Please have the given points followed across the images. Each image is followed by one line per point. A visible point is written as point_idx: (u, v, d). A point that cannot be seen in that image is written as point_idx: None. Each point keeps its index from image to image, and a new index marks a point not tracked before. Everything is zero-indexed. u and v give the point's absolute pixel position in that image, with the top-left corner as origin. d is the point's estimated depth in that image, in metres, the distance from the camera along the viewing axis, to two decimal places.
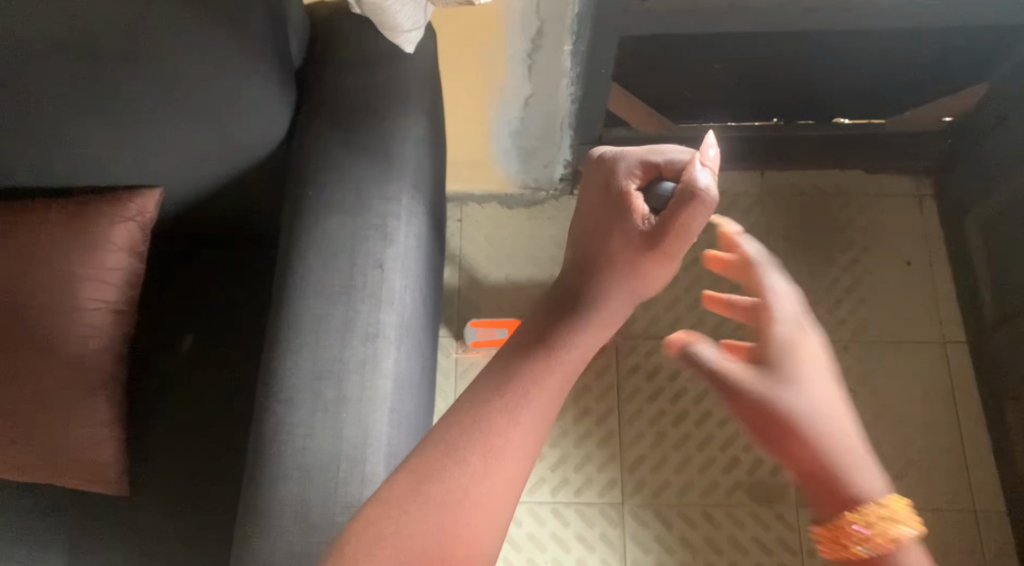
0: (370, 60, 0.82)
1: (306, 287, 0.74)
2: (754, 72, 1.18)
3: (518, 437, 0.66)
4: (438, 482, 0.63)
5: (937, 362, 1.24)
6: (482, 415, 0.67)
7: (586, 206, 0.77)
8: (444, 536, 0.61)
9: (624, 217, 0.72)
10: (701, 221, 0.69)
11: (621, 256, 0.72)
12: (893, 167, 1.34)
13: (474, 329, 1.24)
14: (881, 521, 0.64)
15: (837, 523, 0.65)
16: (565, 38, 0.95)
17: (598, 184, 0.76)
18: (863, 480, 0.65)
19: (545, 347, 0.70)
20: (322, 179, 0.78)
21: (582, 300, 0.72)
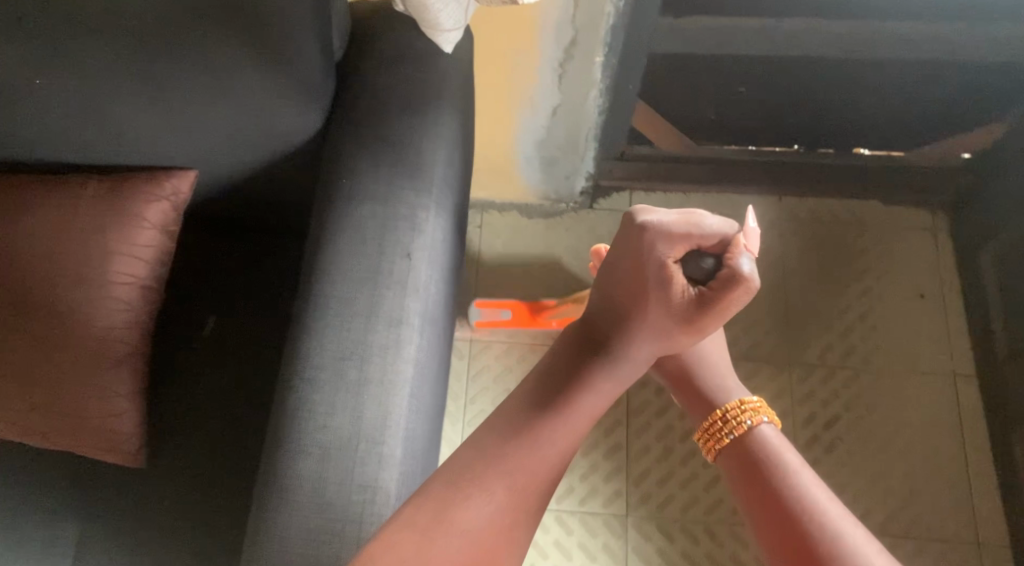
0: (410, 58, 0.84)
1: (338, 273, 0.75)
2: (777, 96, 1.21)
3: (536, 468, 0.72)
4: (462, 508, 0.68)
5: (946, 392, 1.25)
6: (511, 447, 0.73)
7: (617, 262, 0.78)
8: (471, 551, 0.67)
9: (663, 292, 0.74)
10: (741, 303, 0.73)
11: (654, 319, 0.76)
12: (910, 200, 1.35)
13: (479, 309, 1.24)
14: (743, 414, 0.82)
15: (713, 422, 0.85)
16: (598, 49, 0.97)
17: (635, 249, 0.76)
18: (762, 434, 0.81)
19: (574, 393, 0.77)
20: (355, 168, 0.80)
21: (609, 352, 0.78)
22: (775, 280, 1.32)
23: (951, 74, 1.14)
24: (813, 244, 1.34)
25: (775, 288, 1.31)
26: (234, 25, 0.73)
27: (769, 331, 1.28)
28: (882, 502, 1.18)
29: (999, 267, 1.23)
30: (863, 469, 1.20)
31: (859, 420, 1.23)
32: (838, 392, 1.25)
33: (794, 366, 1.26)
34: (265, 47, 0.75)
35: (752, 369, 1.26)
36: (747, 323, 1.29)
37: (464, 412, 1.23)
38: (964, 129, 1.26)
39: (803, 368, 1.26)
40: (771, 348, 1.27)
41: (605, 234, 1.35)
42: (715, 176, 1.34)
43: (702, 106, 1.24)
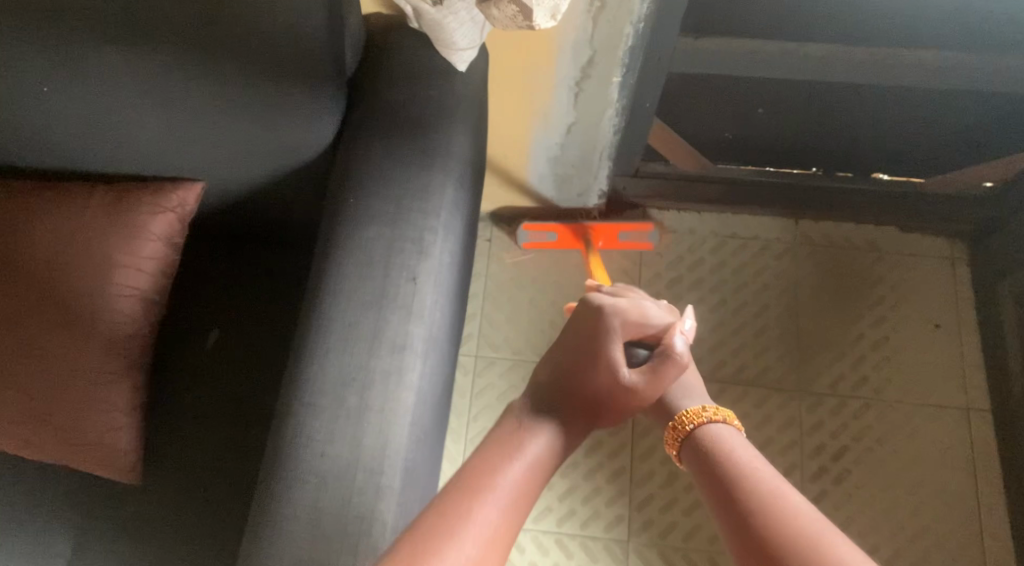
0: (424, 76, 0.83)
1: (343, 295, 0.74)
2: (796, 119, 1.18)
3: (501, 515, 0.62)
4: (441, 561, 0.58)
5: (959, 427, 1.22)
6: (471, 489, 0.63)
7: (563, 338, 0.77)
8: None
9: (607, 362, 0.73)
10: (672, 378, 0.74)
11: (601, 390, 0.73)
12: (929, 228, 1.33)
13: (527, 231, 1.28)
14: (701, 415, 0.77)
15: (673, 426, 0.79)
16: (615, 69, 0.95)
17: (585, 324, 0.76)
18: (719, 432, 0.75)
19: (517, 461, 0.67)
20: (364, 186, 0.78)
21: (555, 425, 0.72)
22: (787, 305, 1.30)
23: (978, 103, 1.12)
24: (828, 269, 1.32)
25: (787, 314, 1.29)
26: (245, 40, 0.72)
27: (780, 357, 1.26)
28: (888, 537, 1.16)
29: (1018, 302, 1.21)
30: (871, 502, 1.18)
31: (868, 452, 1.21)
32: (849, 422, 1.22)
33: (805, 394, 1.24)
34: (275, 62, 0.74)
35: (762, 395, 1.24)
36: (757, 348, 1.27)
37: (467, 429, 1.21)
38: (986, 158, 1.23)
39: (814, 396, 1.24)
40: (781, 374, 1.25)
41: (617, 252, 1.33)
42: (730, 197, 1.32)
43: (719, 126, 1.21)
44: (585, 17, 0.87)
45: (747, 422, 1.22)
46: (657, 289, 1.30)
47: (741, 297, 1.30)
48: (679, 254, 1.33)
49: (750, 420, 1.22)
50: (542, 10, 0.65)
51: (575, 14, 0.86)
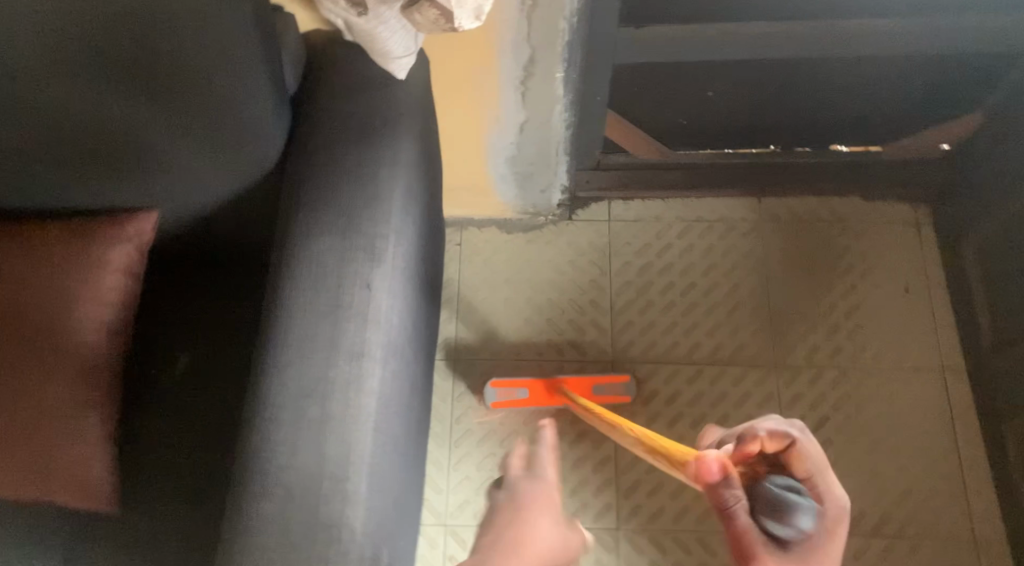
0: (364, 86, 0.84)
1: (299, 309, 0.75)
2: (747, 99, 1.20)
3: None
4: None
5: (936, 387, 1.23)
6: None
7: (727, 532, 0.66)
8: None
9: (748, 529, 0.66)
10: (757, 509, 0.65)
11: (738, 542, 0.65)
12: (891, 194, 1.34)
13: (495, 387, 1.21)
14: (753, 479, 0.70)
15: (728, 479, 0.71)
16: (557, 65, 0.97)
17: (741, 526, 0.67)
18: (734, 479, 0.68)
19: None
20: (313, 201, 0.80)
21: None
22: (757, 282, 1.31)
23: (923, 67, 1.13)
24: (795, 243, 1.33)
25: (759, 291, 1.30)
26: (181, 66, 0.73)
27: (754, 335, 1.27)
28: (875, 503, 1.17)
29: (982, 259, 1.22)
30: (855, 469, 1.19)
31: (848, 420, 1.22)
32: (827, 393, 1.23)
33: (781, 368, 1.25)
34: (213, 85, 0.75)
35: (739, 374, 1.25)
36: (731, 327, 1.28)
37: (450, 433, 1.21)
38: (938, 121, 1.25)
39: (790, 370, 1.25)
40: (757, 351, 1.26)
41: (586, 245, 1.34)
42: (692, 181, 1.33)
43: (673, 112, 1.23)
44: (520, 17, 0.88)
45: (726, 401, 1.23)
46: (628, 278, 1.31)
47: (711, 278, 1.31)
48: (647, 241, 1.34)
49: (729, 399, 1.23)
50: (466, 11, 0.67)
51: (510, 14, 0.88)
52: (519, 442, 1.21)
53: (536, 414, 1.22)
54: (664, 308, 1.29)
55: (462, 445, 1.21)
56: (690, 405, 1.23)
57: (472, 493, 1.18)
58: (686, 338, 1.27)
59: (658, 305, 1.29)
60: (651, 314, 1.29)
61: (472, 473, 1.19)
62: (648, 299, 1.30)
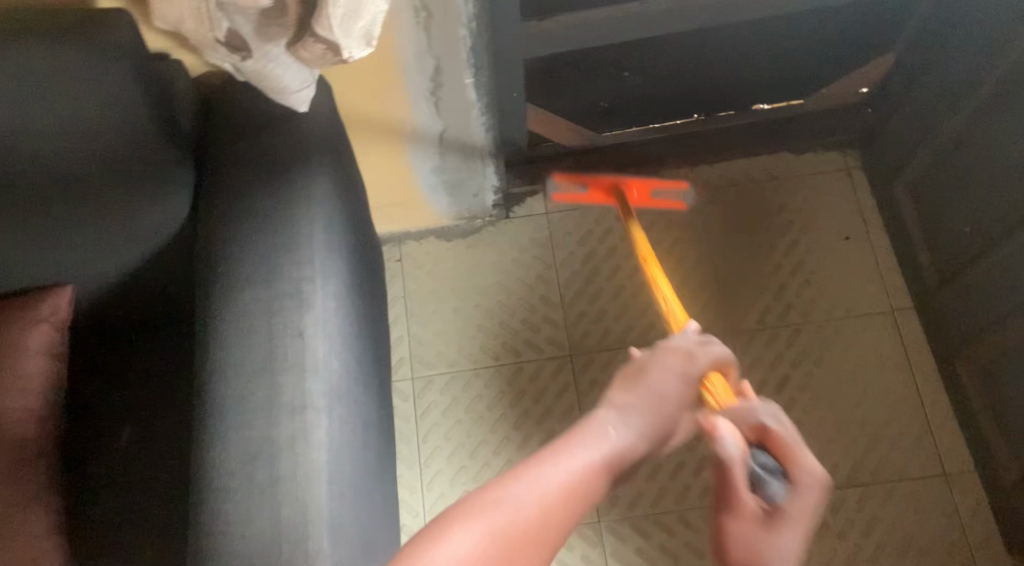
0: (268, 125, 0.81)
1: (232, 370, 0.72)
2: (663, 73, 1.19)
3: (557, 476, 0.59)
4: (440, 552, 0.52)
5: (888, 330, 1.25)
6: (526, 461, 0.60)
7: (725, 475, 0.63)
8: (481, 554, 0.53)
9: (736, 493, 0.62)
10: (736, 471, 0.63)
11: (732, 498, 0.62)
12: (820, 144, 1.35)
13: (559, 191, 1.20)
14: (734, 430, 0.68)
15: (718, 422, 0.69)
16: (464, 71, 0.94)
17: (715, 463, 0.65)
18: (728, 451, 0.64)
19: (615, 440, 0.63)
20: (231, 253, 0.76)
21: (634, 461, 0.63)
22: (701, 252, 1.31)
23: (829, 18, 1.13)
24: (732, 208, 1.33)
25: (704, 260, 1.30)
26: (65, 126, 0.70)
27: (706, 305, 1.27)
28: (845, 453, 1.18)
29: (914, 198, 1.23)
30: (820, 422, 1.20)
31: (809, 375, 1.23)
32: (784, 352, 1.24)
33: (736, 335, 1.25)
34: (101, 142, 0.72)
35: None
36: (682, 301, 1.28)
37: (418, 453, 1.19)
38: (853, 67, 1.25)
39: (746, 335, 1.25)
40: (711, 320, 1.26)
41: (527, 241, 1.32)
42: (622, 161, 1.33)
43: (592, 96, 1.21)
44: (417, 31, 0.86)
45: None
46: (574, 268, 1.30)
47: (656, 256, 1.31)
48: (587, 228, 1.33)
49: None
50: (356, 38, 0.65)
51: (406, 29, 0.85)
52: (489, 451, 1.19)
53: (502, 419, 1.21)
54: (614, 293, 1.28)
55: (433, 464, 1.19)
56: None
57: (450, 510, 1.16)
58: (639, 319, 1.26)
59: (608, 291, 1.29)
60: (602, 301, 1.28)
61: (446, 490, 1.17)
62: (597, 287, 1.29)
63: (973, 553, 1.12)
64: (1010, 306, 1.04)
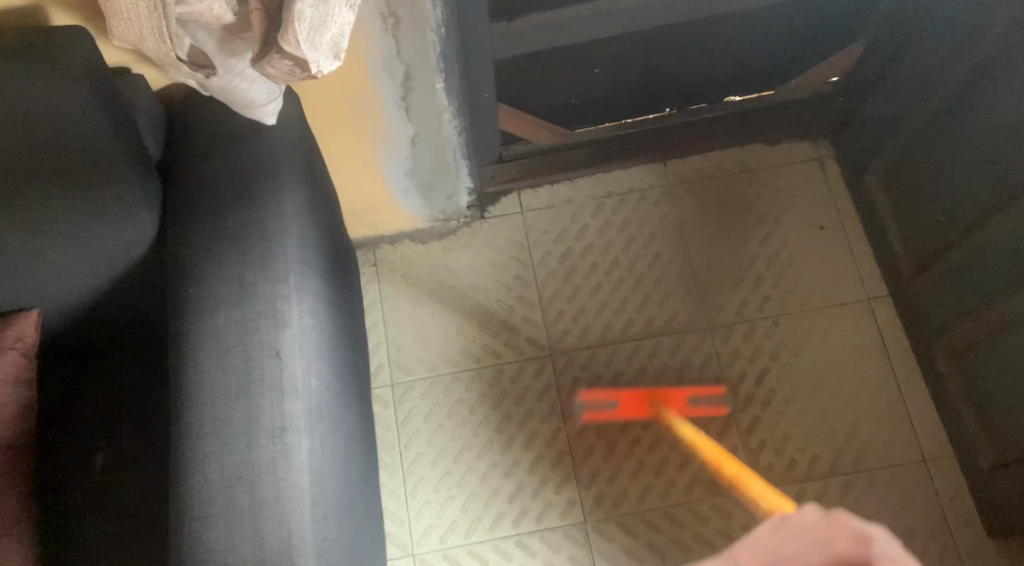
0: (235, 139, 0.79)
1: (208, 395, 0.70)
2: (633, 68, 1.18)
3: None
4: None
5: (864, 319, 1.26)
6: None
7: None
8: None
9: None
10: None
11: None
12: (791, 135, 1.36)
13: None
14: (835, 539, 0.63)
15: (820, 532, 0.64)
16: (434, 76, 0.93)
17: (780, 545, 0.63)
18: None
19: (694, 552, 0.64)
20: (202, 274, 0.74)
21: None
22: (677, 247, 1.31)
23: (799, 9, 1.13)
24: (707, 201, 1.33)
25: (681, 255, 1.30)
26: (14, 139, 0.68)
27: (684, 300, 1.27)
28: (826, 443, 1.19)
29: (887, 187, 1.24)
30: (800, 413, 1.21)
31: (787, 366, 1.23)
32: (763, 344, 1.24)
33: (715, 328, 1.26)
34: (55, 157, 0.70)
35: (676, 342, 1.25)
36: (660, 297, 1.28)
37: (401, 460, 1.18)
38: (821, 57, 1.26)
39: (724, 329, 1.25)
40: (689, 314, 1.26)
41: (503, 241, 1.31)
42: (596, 158, 1.32)
43: (564, 94, 1.20)
44: (385, 38, 0.85)
45: (668, 371, 1.23)
46: (551, 267, 1.29)
47: (633, 252, 1.30)
48: (563, 226, 1.32)
49: (671, 368, 1.23)
50: (324, 51, 0.64)
51: (374, 36, 0.84)
52: (473, 455, 1.18)
53: (486, 423, 1.20)
54: (592, 291, 1.28)
55: (416, 470, 1.18)
56: (634, 383, 1.22)
57: (435, 517, 1.15)
58: (618, 317, 1.26)
59: (586, 289, 1.28)
60: (581, 299, 1.27)
61: (431, 496, 1.16)
62: (575, 285, 1.28)
63: (954, 537, 1.14)
64: (986, 293, 1.06)
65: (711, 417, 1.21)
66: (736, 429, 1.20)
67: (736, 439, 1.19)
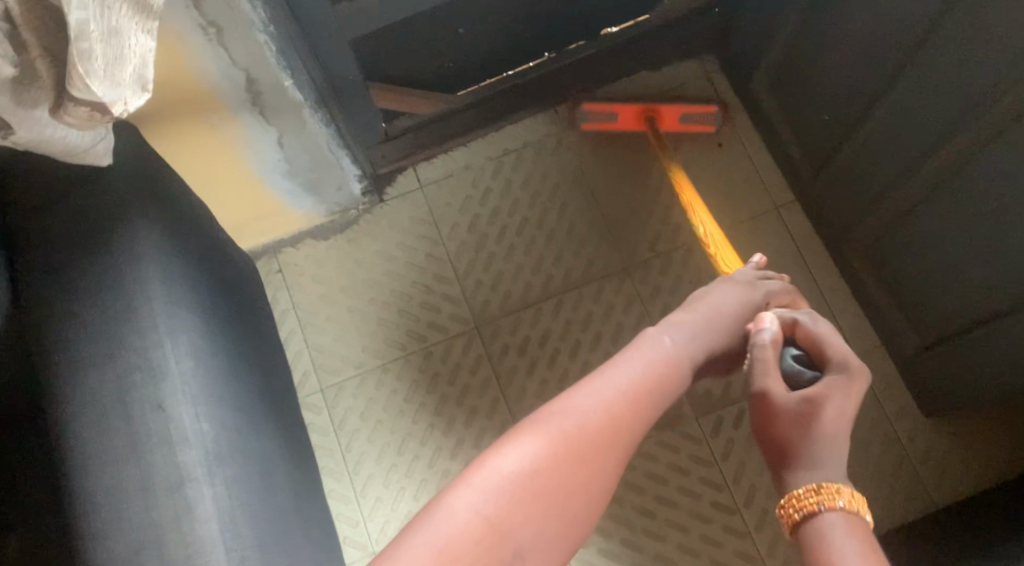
0: (69, 190, 0.74)
1: (92, 465, 0.66)
2: (499, 21, 1.13)
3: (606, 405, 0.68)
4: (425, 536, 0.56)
5: (776, 227, 1.26)
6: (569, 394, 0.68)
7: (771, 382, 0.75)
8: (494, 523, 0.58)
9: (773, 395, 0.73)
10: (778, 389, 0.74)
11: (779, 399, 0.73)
12: (675, 55, 1.33)
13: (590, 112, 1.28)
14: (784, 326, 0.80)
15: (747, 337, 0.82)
16: (280, 75, 0.88)
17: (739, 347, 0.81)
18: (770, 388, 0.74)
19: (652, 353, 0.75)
20: (58, 336, 0.69)
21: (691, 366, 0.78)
22: (582, 192, 1.29)
23: None
24: (603, 140, 1.31)
25: (586, 199, 1.28)
26: None
27: (596, 245, 1.26)
28: None
29: (775, 93, 1.22)
30: None
31: None
32: (683, 273, 1.24)
33: (633, 267, 1.25)
34: None
35: (597, 289, 1.24)
36: (574, 246, 1.26)
37: (345, 463, 1.16)
38: None
39: (642, 266, 1.24)
40: (605, 257, 1.25)
41: (407, 221, 1.27)
42: (483, 117, 1.28)
43: (434, 60, 1.15)
44: (213, 48, 0.79)
45: (594, 318, 1.22)
46: (461, 238, 1.27)
47: (539, 207, 1.28)
48: (465, 193, 1.28)
49: (597, 315, 1.22)
50: (129, 86, 0.60)
51: (200, 49, 0.78)
52: (417, 443, 1.17)
53: (423, 408, 1.19)
54: (506, 255, 1.26)
55: (363, 469, 1.16)
56: (563, 338, 1.21)
57: (389, 512, 1.14)
58: (536, 275, 1.25)
59: (499, 253, 1.26)
60: (496, 264, 1.25)
61: (382, 493, 1.15)
62: (488, 252, 1.26)
63: (893, 423, 1.16)
64: (884, 182, 1.06)
65: None
66: None
67: None
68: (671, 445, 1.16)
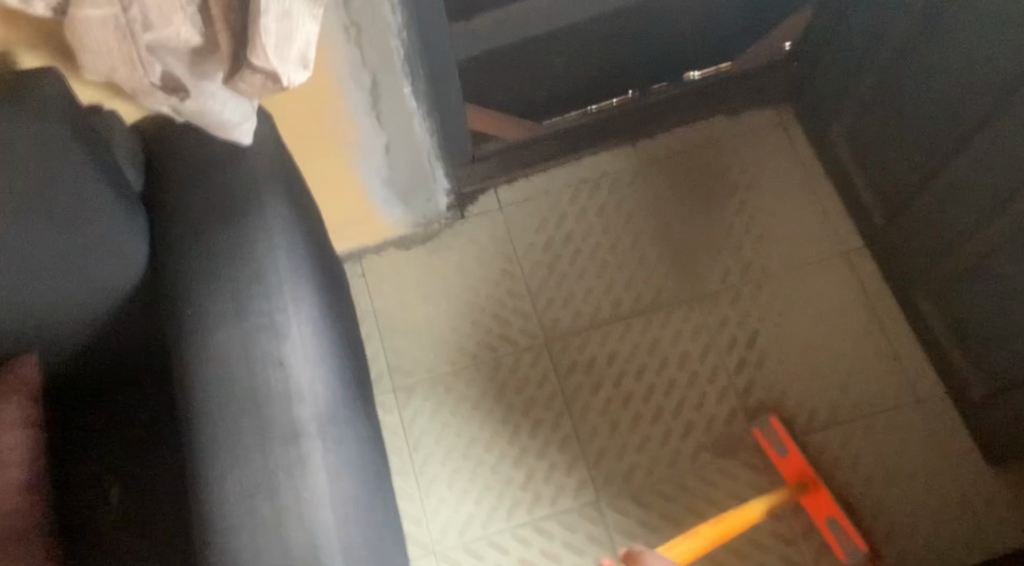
0: (214, 164, 0.80)
1: (218, 410, 0.72)
2: (592, 58, 1.20)
3: None
4: None
5: (844, 271, 1.29)
6: None
7: None
8: None
9: None
10: None
11: None
12: (752, 103, 1.39)
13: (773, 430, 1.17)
14: None
15: None
16: (401, 81, 0.95)
17: None
18: None
19: None
20: (198, 295, 0.76)
21: None
22: (655, 223, 1.34)
23: None
24: (678, 176, 1.37)
25: (659, 231, 1.33)
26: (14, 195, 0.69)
27: (667, 275, 1.30)
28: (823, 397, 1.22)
29: (850, 143, 1.27)
30: (794, 371, 1.24)
31: (777, 326, 1.26)
32: (750, 307, 1.27)
33: (702, 298, 1.28)
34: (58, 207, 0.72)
35: (665, 316, 1.27)
36: (645, 274, 1.30)
37: (411, 463, 1.20)
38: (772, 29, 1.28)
39: (711, 297, 1.28)
40: (674, 287, 1.29)
41: (487, 238, 1.33)
42: (566, 147, 1.35)
43: (527, 89, 1.22)
44: (351, 49, 0.87)
45: (661, 344, 1.26)
46: (536, 258, 1.32)
47: (614, 234, 1.33)
48: (543, 216, 1.34)
49: (664, 341, 1.26)
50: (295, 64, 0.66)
51: (339, 48, 0.86)
52: (482, 449, 1.20)
53: (490, 416, 1.22)
54: (578, 276, 1.30)
55: (428, 470, 1.19)
56: (630, 359, 1.25)
57: (451, 514, 1.17)
58: (606, 298, 1.29)
59: (572, 274, 1.31)
60: (569, 285, 1.30)
61: (445, 494, 1.18)
62: (561, 272, 1.31)
63: (954, 468, 1.17)
64: (957, 231, 1.09)
65: (708, 384, 1.23)
66: (733, 393, 1.22)
67: (735, 402, 1.22)
68: (732, 472, 1.18)
